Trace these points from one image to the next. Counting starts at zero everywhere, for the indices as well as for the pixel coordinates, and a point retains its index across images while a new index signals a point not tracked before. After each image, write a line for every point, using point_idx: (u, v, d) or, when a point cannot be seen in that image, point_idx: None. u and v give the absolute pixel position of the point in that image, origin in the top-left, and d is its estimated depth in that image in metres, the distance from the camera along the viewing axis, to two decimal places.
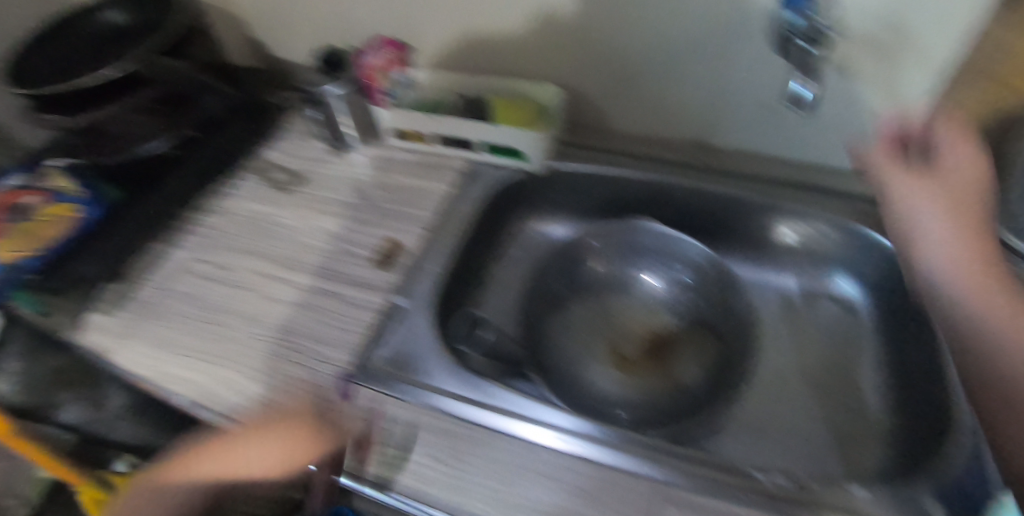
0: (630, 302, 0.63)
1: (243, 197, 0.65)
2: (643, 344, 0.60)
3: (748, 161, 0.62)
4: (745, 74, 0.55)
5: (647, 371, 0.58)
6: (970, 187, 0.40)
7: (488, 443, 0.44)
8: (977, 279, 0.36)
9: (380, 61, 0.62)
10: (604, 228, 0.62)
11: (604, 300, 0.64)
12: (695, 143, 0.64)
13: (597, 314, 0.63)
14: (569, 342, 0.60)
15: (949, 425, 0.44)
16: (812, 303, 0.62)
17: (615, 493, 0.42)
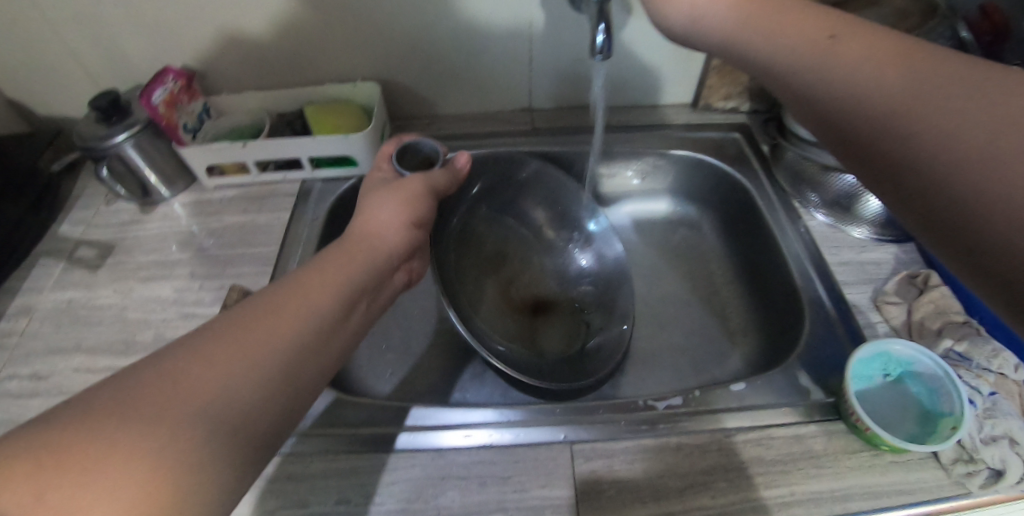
0: (518, 254, 0.63)
1: (49, 288, 0.55)
2: (511, 288, 0.61)
3: (564, 117, 0.67)
4: (546, 37, 0.58)
5: (506, 315, 0.58)
6: None
7: (390, 467, 0.42)
8: (790, 26, 0.33)
9: (166, 97, 0.55)
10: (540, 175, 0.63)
11: (503, 236, 0.63)
12: (487, 109, 0.67)
13: (489, 251, 0.62)
14: (465, 265, 0.58)
15: (798, 311, 0.54)
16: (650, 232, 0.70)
17: (526, 469, 0.42)
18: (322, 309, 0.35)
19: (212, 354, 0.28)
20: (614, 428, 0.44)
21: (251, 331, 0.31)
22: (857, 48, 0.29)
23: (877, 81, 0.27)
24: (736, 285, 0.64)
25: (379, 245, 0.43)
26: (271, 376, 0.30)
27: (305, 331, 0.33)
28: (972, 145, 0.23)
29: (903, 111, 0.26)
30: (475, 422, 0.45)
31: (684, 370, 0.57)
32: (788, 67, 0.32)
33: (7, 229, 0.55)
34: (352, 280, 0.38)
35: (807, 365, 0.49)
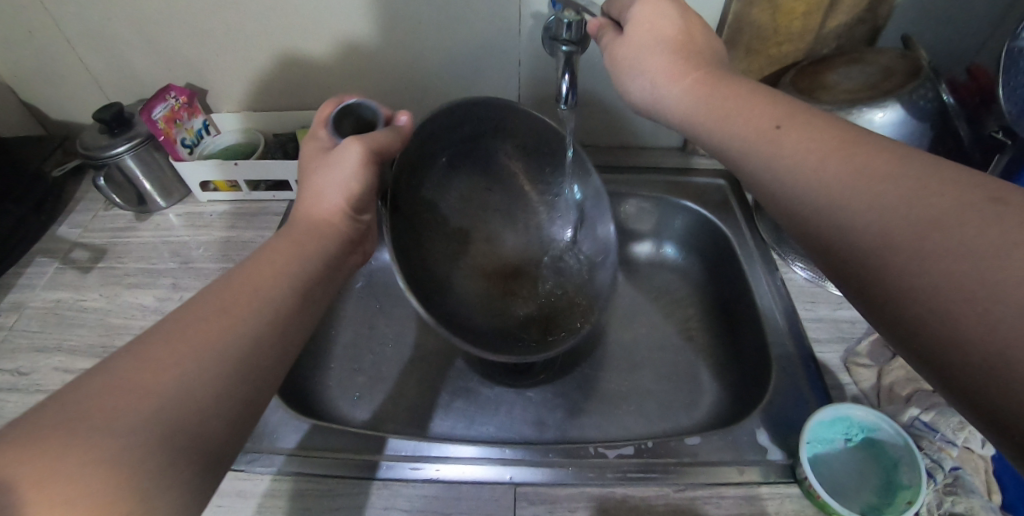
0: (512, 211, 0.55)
1: (41, 288, 0.57)
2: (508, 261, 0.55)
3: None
4: (533, 76, 0.60)
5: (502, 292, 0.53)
6: (667, 26, 0.39)
7: (338, 492, 0.43)
8: (744, 111, 0.33)
9: (166, 114, 0.58)
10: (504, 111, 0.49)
11: (494, 194, 0.54)
12: None
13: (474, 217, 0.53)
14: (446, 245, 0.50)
15: (766, 366, 0.53)
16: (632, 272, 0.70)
17: (469, 507, 0.42)
18: (274, 301, 0.33)
19: (153, 357, 0.27)
20: (561, 473, 0.44)
21: (188, 330, 0.28)
22: (803, 138, 0.29)
23: (817, 174, 0.27)
24: (713, 330, 0.63)
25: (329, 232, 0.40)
26: (224, 376, 0.28)
27: (254, 327, 0.31)
28: (905, 238, 0.23)
29: (837, 200, 0.26)
30: (429, 451, 0.45)
31: (650, 414, 0.56)
32: (740, 150, 0.33)
33: (8, 227, 0.57)
34: (304, 271, 0.36)
35: (769, 424, 0.48)
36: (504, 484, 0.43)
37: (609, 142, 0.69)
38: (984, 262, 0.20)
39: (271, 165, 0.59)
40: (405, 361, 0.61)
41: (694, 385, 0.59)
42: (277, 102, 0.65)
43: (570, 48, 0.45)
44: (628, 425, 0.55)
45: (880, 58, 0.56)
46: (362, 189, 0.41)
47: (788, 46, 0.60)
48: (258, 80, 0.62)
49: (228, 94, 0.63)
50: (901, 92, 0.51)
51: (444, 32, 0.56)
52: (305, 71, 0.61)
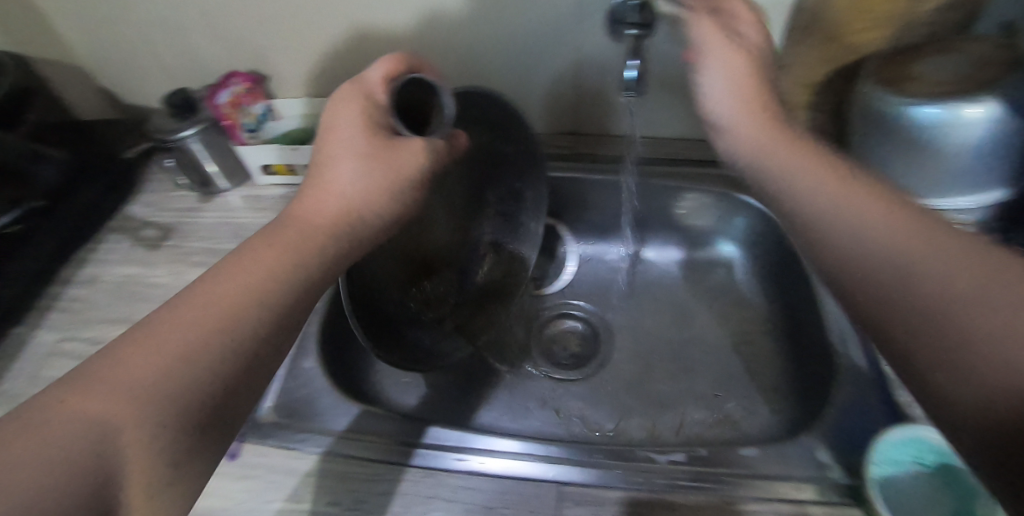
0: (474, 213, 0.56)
1: (114, 263, 0.61)
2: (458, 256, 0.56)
3: (605, 147, 0.66)
4: (590, 64, 0.58)
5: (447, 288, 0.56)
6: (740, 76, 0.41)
7: (383, 477, 0.43)
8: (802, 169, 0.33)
9: (231, 98, 0.61)
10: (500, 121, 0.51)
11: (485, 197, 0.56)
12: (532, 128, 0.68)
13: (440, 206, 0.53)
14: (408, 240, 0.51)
15: (831, 374, 0.50)
16: (685, 270, 0.68)
17: (512, 503, 0.41)
18: (288, 287, 0.30)
19: (157, 333, 0.26)
20: (605, 475, 0.43)
21: (198, 305, 0.27)
22: (859, 198, 0.29)
23: (867, 235, 0.27)
24: (773, 334, 0.60)
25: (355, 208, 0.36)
26: (237, 344, 0.27)
27: (263, 313, 0.28)
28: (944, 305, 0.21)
29: (882, 264, 0.25)
30: (471, 444, 0.44)
31: (699, 420, 0.54)
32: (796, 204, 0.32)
33: (86, 204, 0.62)
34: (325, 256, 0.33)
35: (832, 441, 0.45)
36: (547, 482, 0.42)
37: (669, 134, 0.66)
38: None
39: None
40: None
41: (749, 390, 0.56)
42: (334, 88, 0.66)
43: (636, 33, 0.44)
44: (675, 429, 0.53)
45: (976, 47, 0.50)
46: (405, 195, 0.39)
47: (870, 34, 0.55)
48: (318, 66, 0.63)
49: (289, 80, 0.65)
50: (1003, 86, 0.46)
51: (501, 18, 0.55)
52: (363, 57, 0.61)
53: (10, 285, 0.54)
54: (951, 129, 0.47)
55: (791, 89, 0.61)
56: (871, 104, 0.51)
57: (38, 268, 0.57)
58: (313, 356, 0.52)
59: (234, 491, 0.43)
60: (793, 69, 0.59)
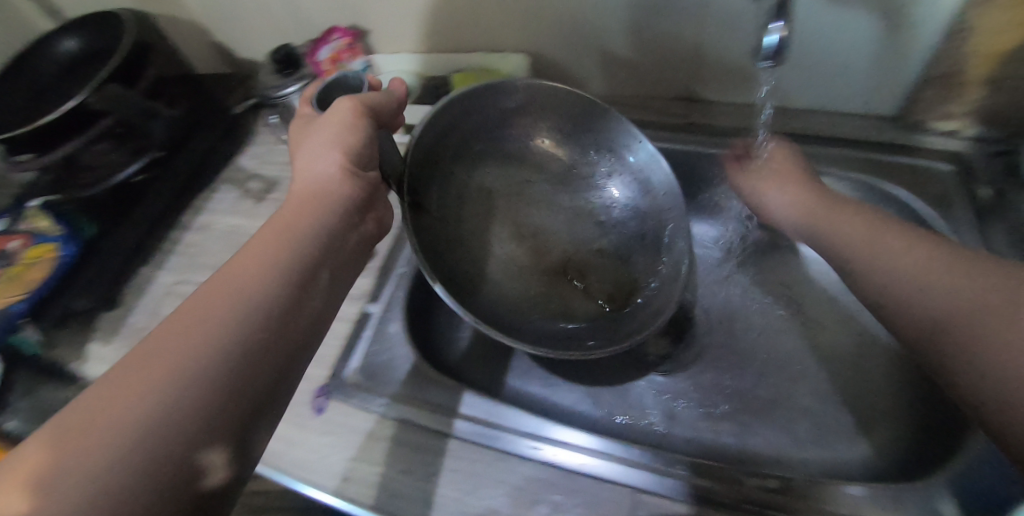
0: (558, 194, 0.53)
1: (225, 213, 0.66)
2: (574, 257, 0.52)
3: (736, 119, 0.58)
4: (715, 25, 0.50)
5: (613, 282, 0.51)
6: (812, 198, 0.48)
7: (457, 454, 0.44)
8: (853, 223, 0.44)
9: (330, 55, 0.61)
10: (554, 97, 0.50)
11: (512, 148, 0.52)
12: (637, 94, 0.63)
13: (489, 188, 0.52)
14: (458, 209, 0.49)
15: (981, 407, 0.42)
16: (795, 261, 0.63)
17: (581, 502, 0.40)
18: (272, 277, 0.33)
19: (169, 339, 0.29)
20: (686, 490, 0.40)
21: (198, 312, 0.30)
22: (943, 275, 0.37)
23: (957, 305, 0.36)
24: (903, 347, 0.51)
25: (323, 197, 0.39)
26: (230, 348, 0.29)
27: (253, 304, 0.31)
28: (991, 364, 0.33)
29: (957, 324, 0.35)
30: (543, 433, 0.43)
31: (803, 436, 0.47)
32: (884, 276, 0.41)
33: (201, 153, 0.67)
34: (304, 248, 0.36)
35: (961, 493, 0.38)
36: (620, 485, 0.41)
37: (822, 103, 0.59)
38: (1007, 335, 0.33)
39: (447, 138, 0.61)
40: None
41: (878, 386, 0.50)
42: (432, 47, 0.64)
43: None
44: (772, 440, 0.47)
45: None
46: (359, 142, 0.40)
47: None
48: (417, 23, 0.61)
49: (386, 35, 0.64)
50: None
51: None
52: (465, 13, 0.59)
53: (137, 226, 0.61)
54: None
55: (965, 59, 0.50)
56: None
57: (161, 209, 0.63)
58: (400, 321, 0.53)
59: (319, 445, 0.46)
60: (974, 37, 0.48)
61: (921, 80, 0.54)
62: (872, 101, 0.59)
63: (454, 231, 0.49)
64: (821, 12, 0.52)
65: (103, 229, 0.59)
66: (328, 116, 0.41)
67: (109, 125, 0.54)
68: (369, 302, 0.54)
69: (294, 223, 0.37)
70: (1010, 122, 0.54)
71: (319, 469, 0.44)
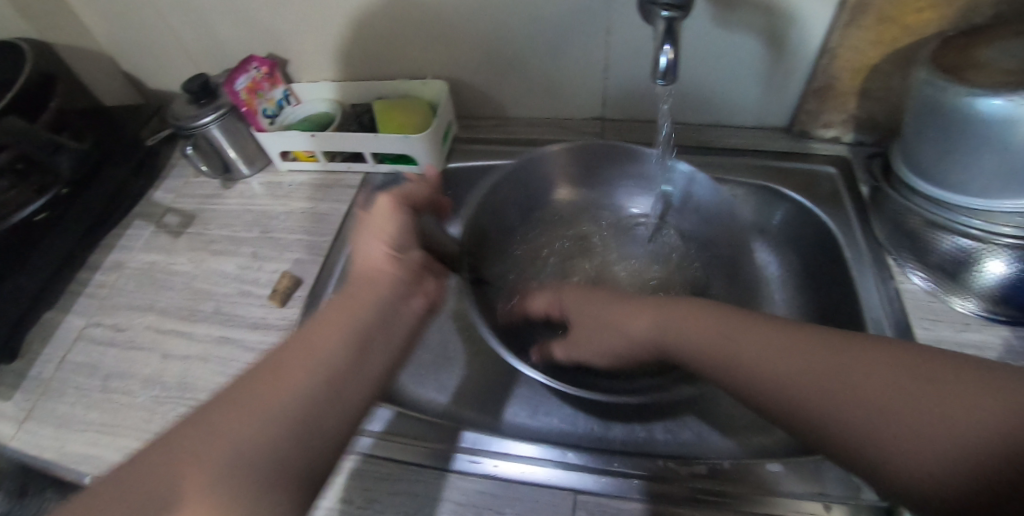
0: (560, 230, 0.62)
1: (138, 250, 0.62)
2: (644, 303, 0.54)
3: (647, 136, 0.63)
4: (620, 48, 0.55)
5: None
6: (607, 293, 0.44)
7: (396, 477, 0.43)
8: (619, 307, 0.42)
9: (249, 84, 0.59)
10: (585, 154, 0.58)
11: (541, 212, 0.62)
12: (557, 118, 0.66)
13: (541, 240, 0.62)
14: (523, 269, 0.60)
15: None
16: None
17: (523, 509, 0.41)
18: (327, 358, 0.31)
19: (219, 418, 0.28)
20: (625, 486, 0.42)
21: (246, 402, 0.29)
22: (769, 339, 0.33)
23: (774, 374, 0.31)
24: None
25: (382, 277, 0.38)
26: (278, 439, 0.28)
27: (303, 390, 0.30)
28: (862, 411, 0.27)
29: (801, 398, 0.30)
30: (484, 446, 0.44)
31: (725, 425, 0.50)
32: (685, 348, 0.37)
33: (110, 192, 0.63)
34: (359, 322, 0.34)
35: None
36: (560, 487, 0.42)
37: (719, 115, 0.67)
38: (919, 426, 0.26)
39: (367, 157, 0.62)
40: (464, 342, 0.60)
41: None
42: (355, 74, 0.65)
43: (671, 13, 0.41)
44: (701, 433, 0.50)
45: None
46: (397, 232, 0.41)
47: (932, 13, 0.49)
48: (337, 50, 0.62)
49: (307, 62, 0.64)
50: (998, 121, 0.42)
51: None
52: (386, 41, 0.60)
53: (40, 272, 0.56)
54: (1016, 127, 0.41)
55: (837, 74, 0.57)
56: (927, 93, 0.47)
57: (67, 251, 0.59)
58: None
59: None
60: (842, 55, 0.55)
61: (804, 93, 0.61)
62: (765, 114, 0.65)
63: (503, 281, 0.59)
64: (712, 37, 0.57)
65: None
66: (373, 212, 0.43)
67: None
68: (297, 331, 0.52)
69: (355, 302, 0.35)
70: (881, 128, 0.61)
71: None
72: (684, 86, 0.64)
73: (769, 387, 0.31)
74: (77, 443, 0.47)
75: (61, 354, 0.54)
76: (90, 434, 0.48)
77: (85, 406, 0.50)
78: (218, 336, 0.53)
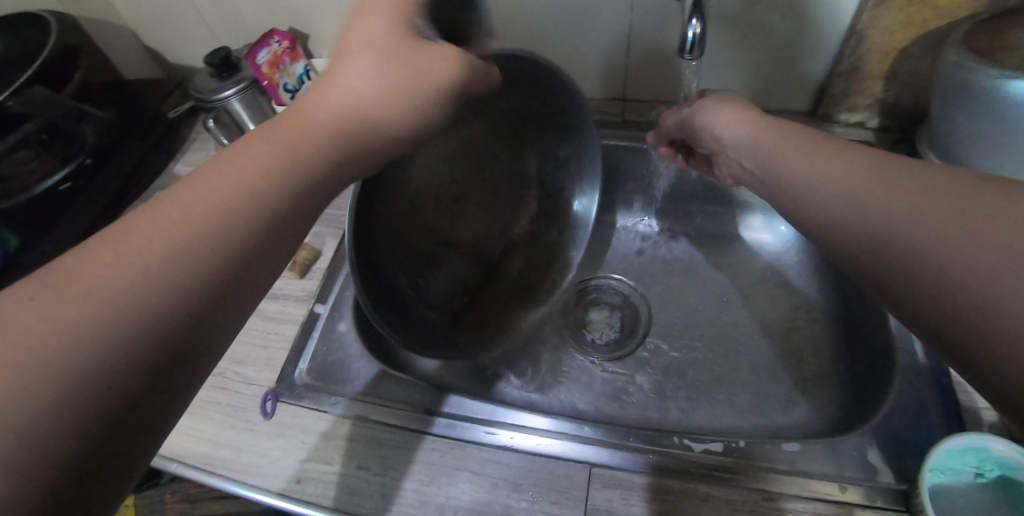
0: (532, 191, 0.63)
1: None
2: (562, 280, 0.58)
3: None
4: (643, 25, 0.54)
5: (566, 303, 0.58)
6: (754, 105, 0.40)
7: (412, 447, 0.43)
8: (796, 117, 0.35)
9: (270, 58, 0.60)
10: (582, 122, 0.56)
11: None
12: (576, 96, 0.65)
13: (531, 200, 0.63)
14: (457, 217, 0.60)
15: (887, 374, 0.46)
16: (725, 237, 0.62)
17: (538, 480, 0.41)
18: (205, 236, 0.24)
19: (57, 286, 0.22)
20: (639, 461, 0.42)
21: (80, 277, 0.22)
22: (860, 181, 0.28)
23: (883, 218, 0.26)
24: (830, 316, 0.55)
25: (326, 133, 0.29)
26: (104, 337, 0.21)
27: (158, 271, 0.23)
28: (921, 239, 0.23)
29: (876, 239, 0.26)
30: (501, 419, 0.44)
31: (740, 406, 0.50)
32: (834, 203, 0.29)
33: (132, 166, 0.64)
34: (274, 188, 0.27)
35: (883, 442, 0.42)
36: (574, 461, 0.42)
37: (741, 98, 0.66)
38: (976, 284, 0.21)
39: None
40: None
41: (810, 343, 0.54)
42: None
43: None
44: (716, 413, 0.50)
45: None
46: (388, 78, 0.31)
47: None
48: None
49: (327, 38, 0.64)
50: None
51: None
52: None
53: (66, 242, 0.57)
54: None
55: (864, 56, 0.56)
56: (956, 75, 0.45)
57: (92, 221, 0.60)
58: (349, 319, 0.52)
59: (269, 449, 0.44)
60: (870, 36, 0.54)
61: (828, 76, 0.60)
62: (787, 98, 0.64)
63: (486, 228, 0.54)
64: (737, 15, 0.56)
65: (26, 239, 0.56)
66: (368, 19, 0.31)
67: (33, 131, 0.52)
68: (315, 302, 0.53)
69: (276, 152, 0.28)
70: (908, 112, 0.60)
71: (270, 473, 0.43)
72: (706, 66, 0.63)
73: (850, 226, 0.28)
74: None
75: None
76: None
77: None
78: None
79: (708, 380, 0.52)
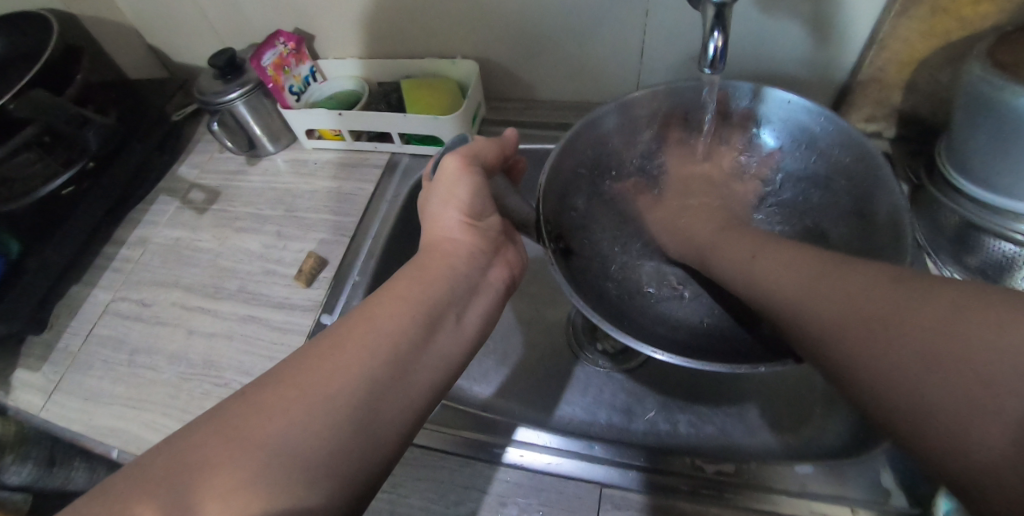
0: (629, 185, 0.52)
1: (163, 225, 0.63)
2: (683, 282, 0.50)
3: None
4: (658, 32, 0.53)
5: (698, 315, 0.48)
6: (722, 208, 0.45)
7: (420, 464, 0.43)
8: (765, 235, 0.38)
9: (276, 60, 0.58)
10: (666, 105, 0.48)
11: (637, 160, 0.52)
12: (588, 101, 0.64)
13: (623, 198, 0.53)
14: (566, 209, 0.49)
15: None
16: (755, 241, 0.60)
17: (548, 499, 0.41)
18: (396, 335, 0.30)
19: (281, 391, 0.26)
20: (650, 480, 0.41)
21: (301, 376, 0.27)
22: (812, 282, 0.31)
23: (827, 313, 0.29)
24: None
25: (455, 250, 0.38)
26: (337, 427, 0.25)
27: (359, 373, 0.27)
28: (862, 342, 0.26)
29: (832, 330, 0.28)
30: (514, 434, 0.44)
31: (751, 421, 0.50)
32: (782, 298, 0.32)
33: (136, 166, 0.63)
34: (428, 298, 0.33)
35: (896, 465, 0.41)
36: (584, 480, 0.42)
37: None
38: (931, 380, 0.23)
39: (393, 137, 0.61)
40: None
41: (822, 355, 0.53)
42: (382, 51, 0.63)
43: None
44: (726, 428, 0.50)
45: None
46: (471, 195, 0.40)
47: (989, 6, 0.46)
48: (364, 27, 0.61)
49: (333, 38, 0.63)
50: None
51: None
52: (414, 18, 0.58)
53: (68, 247, 0.56)
54: None
55: (884, 66, 0.54)
56: (981, 91, 0.44)
57: (93, 225, 0.59)
58: None
59: None
60: (890, 46, 0.52)
61: (846, 85, 0.59)
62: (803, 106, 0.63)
63: (588, 244, 0.50)
64: (753, 22, 0.55)
65: (28, 245, 0.55)
66: (440, 177, 0.41)
67: (34, 134, 0.51)
68: (321, 313, 0.51)
69: (429, 275, 0.35)
70: (925, 123, 0.59)
71: None
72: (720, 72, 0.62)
73: (801, 318, 0.30)
74: (105, 415, 0.48)
75: (89, 327, 0.55)
76: (118, 407, 0.48)
77: (112, 379, 0.50)
78: (242, 314, 0.53)
79: (717, 395, 0.52)
